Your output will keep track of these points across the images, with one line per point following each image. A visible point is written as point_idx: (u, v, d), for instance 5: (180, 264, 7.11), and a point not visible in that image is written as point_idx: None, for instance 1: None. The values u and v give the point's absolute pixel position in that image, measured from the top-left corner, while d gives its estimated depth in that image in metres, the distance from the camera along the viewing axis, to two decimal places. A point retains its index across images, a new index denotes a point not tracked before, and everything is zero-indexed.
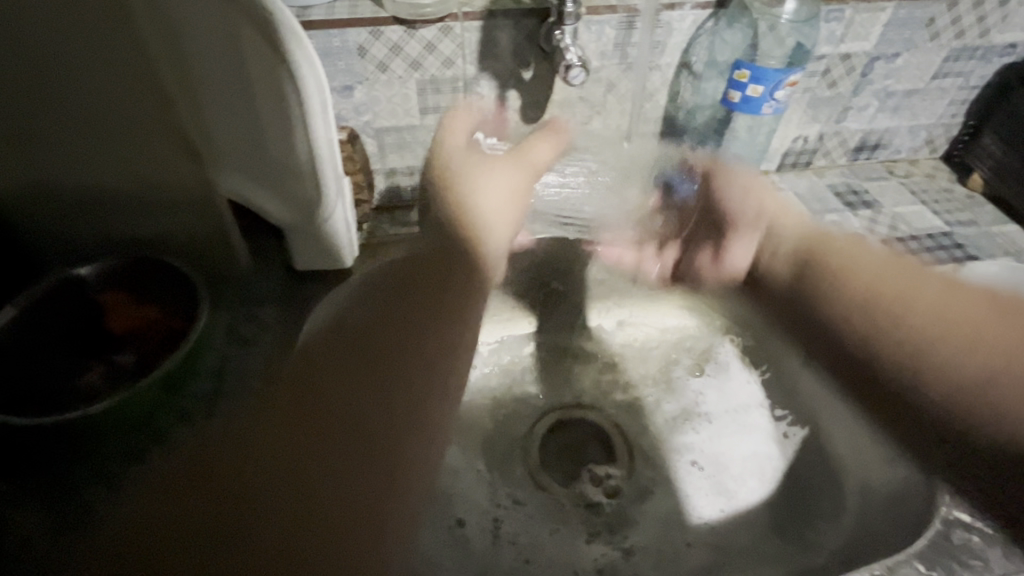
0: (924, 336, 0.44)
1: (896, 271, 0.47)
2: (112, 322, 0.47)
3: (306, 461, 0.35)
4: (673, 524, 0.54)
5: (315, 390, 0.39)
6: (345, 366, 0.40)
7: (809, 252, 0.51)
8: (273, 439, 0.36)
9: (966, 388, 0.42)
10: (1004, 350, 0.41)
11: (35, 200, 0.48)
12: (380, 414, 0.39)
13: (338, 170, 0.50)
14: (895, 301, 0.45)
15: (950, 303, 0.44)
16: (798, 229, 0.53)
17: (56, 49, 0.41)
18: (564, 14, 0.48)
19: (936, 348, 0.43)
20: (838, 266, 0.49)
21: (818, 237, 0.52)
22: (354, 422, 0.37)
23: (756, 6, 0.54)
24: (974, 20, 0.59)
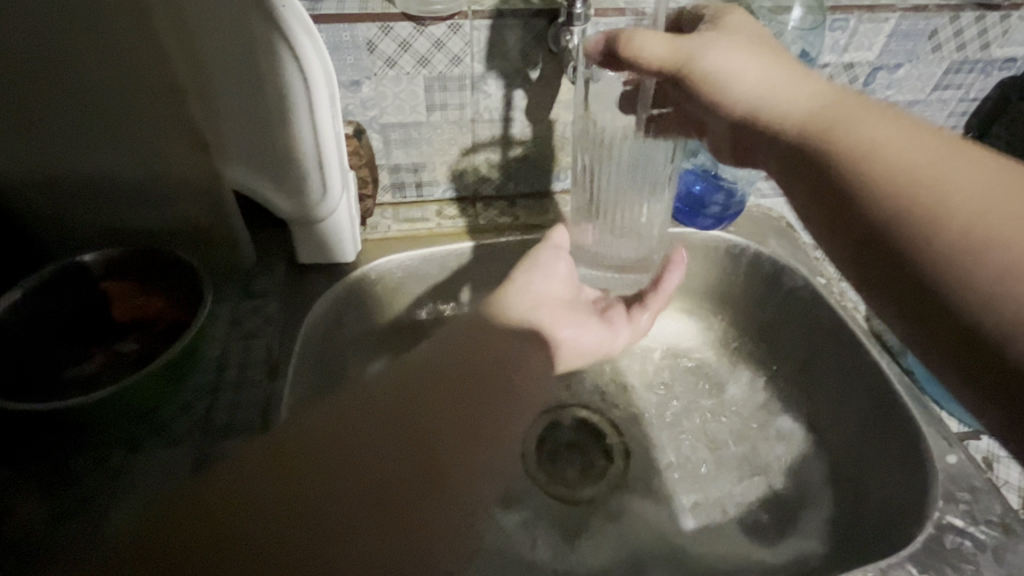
0: (969, 208, 0.28)
1: (931, 156, 0.31)
2: (115, 310, 0.47)
3: (345, 502, 0.32)
4: (672, 526, 0.54)
5: (385, 394, 0.37)
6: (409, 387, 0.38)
7: (820, 134, 0.35)
8: (316, 471, 0.32)
9: (952, 267, 0.28)
10: (994, 229, 0.27)
11: (41, 184, 0.47)
12: (446, 442, 0.36)
13: (344, 163, 0.50)
14: (928, 172, 0.31)
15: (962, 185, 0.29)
16: (803, 115, 0.37)
17: (67, 35, 0.41)
18: (575, 16, 0.47)
19: (963, 246, 0.28)
20: (868, 170, 0.32)
21: (835, 105, 0.36)
22: (407, 430, 0.36)
23: (762, 12, 0.55)
24: (976, 33, 0.59)
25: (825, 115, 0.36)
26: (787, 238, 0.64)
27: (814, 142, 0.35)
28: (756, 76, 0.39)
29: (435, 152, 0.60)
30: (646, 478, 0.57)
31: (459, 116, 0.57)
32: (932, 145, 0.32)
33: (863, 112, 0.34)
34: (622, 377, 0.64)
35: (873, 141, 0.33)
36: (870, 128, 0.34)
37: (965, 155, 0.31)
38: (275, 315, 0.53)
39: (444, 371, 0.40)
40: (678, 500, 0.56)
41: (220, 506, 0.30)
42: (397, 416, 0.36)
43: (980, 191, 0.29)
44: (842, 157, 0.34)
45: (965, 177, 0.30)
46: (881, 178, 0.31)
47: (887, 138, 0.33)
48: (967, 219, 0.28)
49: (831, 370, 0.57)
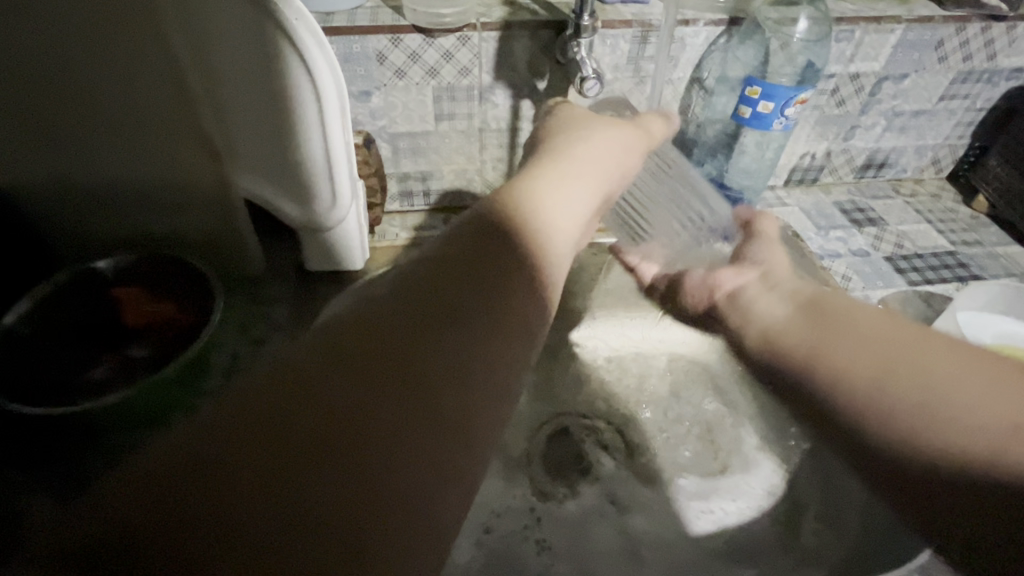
0: (957, 397, 0.33)
1: (898, 334, 0.38)
2: (127, 316, 0.47)
3: (328, 465, 0.27)
4: (675, 535, 0.54)
5: (383, 338, 0.32)
6: (408, 326, 0.33)
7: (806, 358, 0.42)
8: (297, 430, 0.28)
9: (909, 433, 0.34)
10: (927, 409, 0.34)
11: (58, 192, 0.48)
12: (446, 394, 0.32)
13: (353, 172, 0.51)
14: (882, 356, 0.37)
15: (938, 375, 0.34)
16: (781, 326, 0.46)
17: (87, 46, 0.42)
18: (580, 28, 0.49)
19: (900, 409, 0.35)
20: (834, 383, 0.39)
21: (819, 303, 0.45)
22: (398, 382, 0.31)
23: (768, 24, 0.55)
24: (981, 44, 0.60)
25: (814, 300, 0.46)
26: (797, 248, 0.62)
27: (814, 362, 0.41)
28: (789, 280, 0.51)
29: (443, 162, 0.60)
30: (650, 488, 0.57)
31: (467, 126, 0.58)
32: (899, 343, 0.38)
33: (830, 299, 0.45)
34: (627, 385, 0.65)
35: (863, 314, 0.41)
36: (874, 323, 0.40)
37: (942, 354, 0.36)
38: (284, 321, 0.54)
39: (450, 308, 0.35)
40: (681, 509, 0.56)
41: (190, 481, 0.26)
42: (389, 365, 0.31)
43: (953, 374, 0.34)
44: (818, 371, 0.40)
45: (942, 369, 0.35)
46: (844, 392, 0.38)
47: (871, 314, 0.41)
48: (935, 414, 0.33)
49: None
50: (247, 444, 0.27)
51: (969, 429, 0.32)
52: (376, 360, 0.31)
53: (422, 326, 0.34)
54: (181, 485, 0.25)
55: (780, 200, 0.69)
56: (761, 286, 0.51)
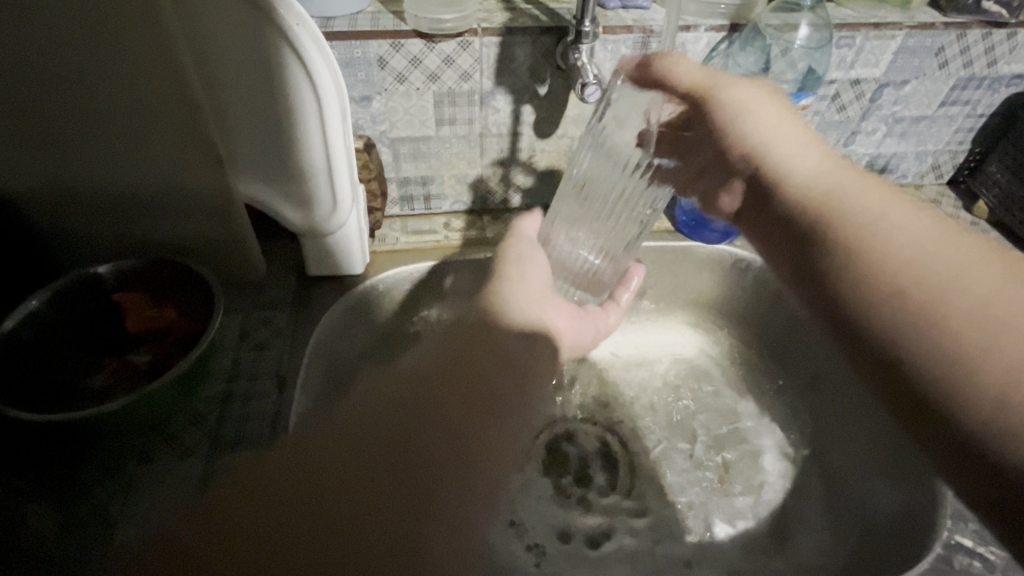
0: (953, 283, 0.32)
1: (858, 203, 0.38)
2: (128, 321, 0.47)
3: (358, 506, 0.32)
4: (676, 539, 0.54)
5: (410, 395, 0.38)
6: (431, 386, 0.39)
7: (836, 239, 0.37)
8: (333, 473, 0.33)
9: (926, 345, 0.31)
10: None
11: (58, 197, 0.48)
12: (464, 442, 0.36)
13: (353, 176, 0.51)
14: (916, 247, 0.34)
15: (936, 260, 0.33)
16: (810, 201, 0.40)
17: (88, 52, 0.42)
18: (582, 33, 0.49)
19: (913, 312, 0.32)
20: (864, 255, 0.35)
21: (843, 183, 0.39)
22: (422, 432, 0.36)
23: (769, 31, 0.56)
24: (982, 51, 0.60)
25: (834, 181, 0.40)
26: None
27: (834, 231, 0.38)
28: (760, 136, 0.44)
29: (443, 166, 0.60)
30: (652, 492, 0.57)
31: (468, 131, 0.58)
32: (923, 228, 0.35)
33: (858, 194, 0.38)
34: (627, 388, 0.65)
35: (870, 205, 0.37)
36: (907, 219, 0.36)
37: (961, 242, 0.34)
38: (285, 326, 0.54)
39: (467, 369, 0.40)
40: (682, 513, 0.56)
41: (237, 504, 0.31)
42: (412, 418, 0.36)
43: (963, 260, 0.33)
44: (851, 247, 0.36)
45: (989, 279, 0.31)
46: (871, 271, 0.35)
47: (887, 205, 0.37)
48: (977, 325, 0.30)
49: (836, 387, 0.57)
50: (291, 485, 0.32)
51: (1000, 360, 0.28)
52: (401, 412, 0.36)
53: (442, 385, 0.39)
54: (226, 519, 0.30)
55: None
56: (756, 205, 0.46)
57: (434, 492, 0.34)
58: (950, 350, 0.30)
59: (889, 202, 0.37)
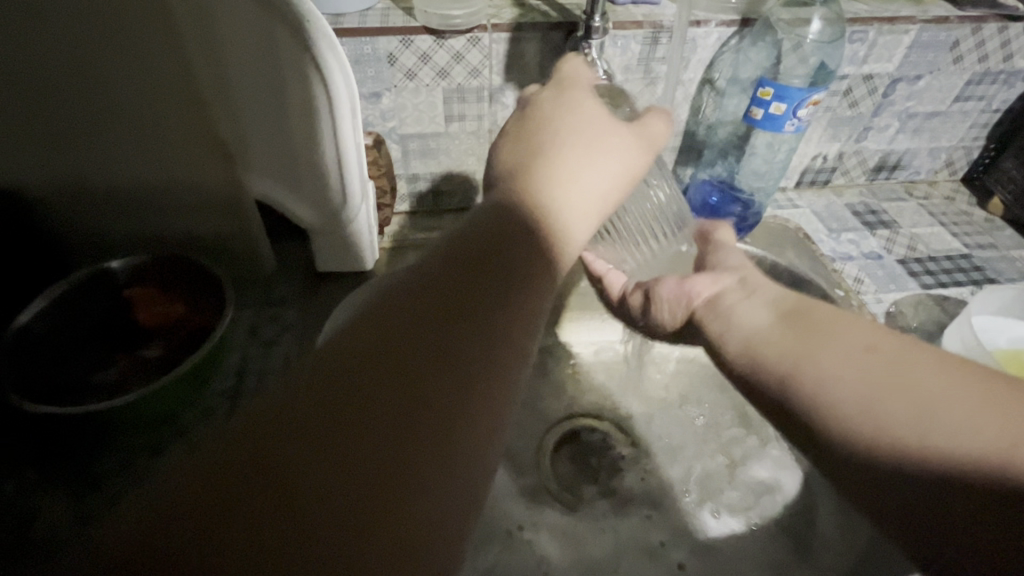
0: (937, 408, 0.31)
1: (885, 351, 0.36)
2: (140, 316, 0.48)
3: (383, 444, 0.27)
4: (683, 537, 0.54)
5: (418, 317, 0.32)
6: (446, 306, 0.33)
7: (755, 362, 0.41)
8: (343, 417, 0.27)
9: (861, 438, 0.33)
10: (997, 447, 0.29)
11: (72, 194, 0.49)
12: (481, 363, 0.32)
13: (364, 175, 0.51)
14: (848, 361, 0.36)
15: (834, 365, 0.36)
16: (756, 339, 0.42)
17: (102, 49, 0.42)
18: (592, 29, 0.49)
19: (879, 425, 0.32)
20: (828, 413, 0.35)
21: (801, 308, 0.42)
22: (439, 358, 0.31)
23: (781, 25, 0.55)
24: (997, 45, 0.59)
25: (794, 307, 0.43)
26: (806, 252, 0.63)
27: (806, 389, 0.36)
28: (753, 320, 0.43)
29: (452, 163, 0.60)
30: (659, 489, 0.57)
31: (477, 127, 0.58)
32: (879, 389, 0.33)
33: (825, 317, 0.40)
34: (635, 385, 0.64)
35: (833, 320, 0.40)
36: (833, 361, 0.36)
37: (922, 363, 0.34)
38: (294, 322, 0.54)
39: (480, 285, 0.35)
40: (689, 512, 0.56)
41: (239, 484, 0.24)
42: (427, 343, 0.31)
43: (945, 399, 0.31)
44: (781, 373, 0.38)
45: (965, 397, 0.31)
46: (835, 418, 0.34)
47: (832, 331, 0.38)
48: (998, 459, 0.28)
49: None
50: (289, 439, 0.26)
51: (1021, 472, 0.28)
52: (413, 338, 0.31)
53: (452, 301, 0.34)
54: (210, 497, 0.24)
55: (790, 202, 0.69)
56: (741, 292, 0.47)
57: (459, 421, 0.30)
58: (989, 452, 0.29)
59: (852, 347, 0.37)
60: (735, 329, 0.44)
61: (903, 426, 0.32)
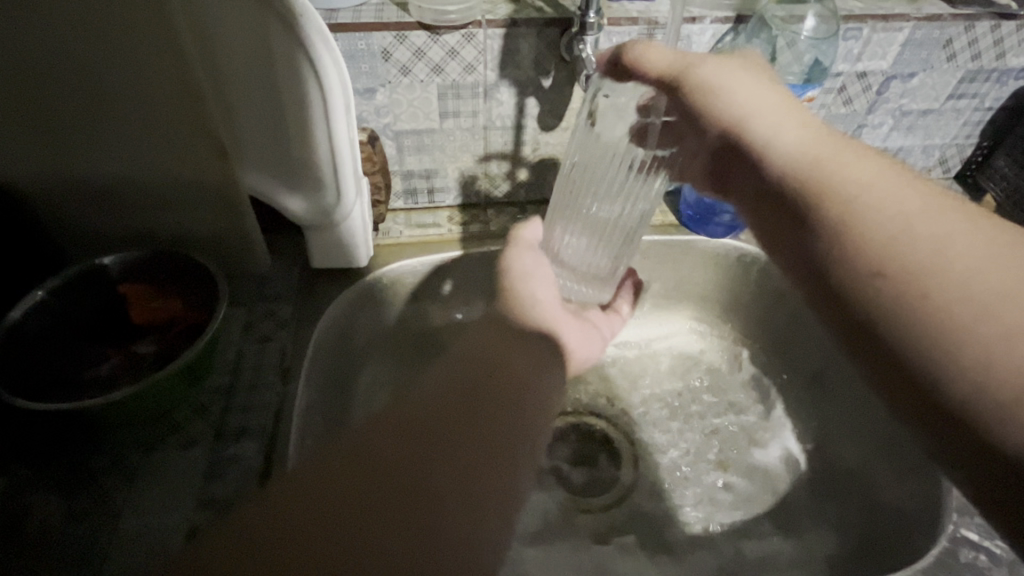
0: (950, 267, 0.35)
1: (844, 166, 0.41)
2: (132, 311, 0.48)
3: (417, 493, 0.33)
4: (680, 530, 0.54)
5: (449, 392, 0.39)
6: (471, 378, 0.40)
7: (826, 221, 0.40)
8: (386, 469, 0.33)
9: (937, 322, 0.34)
10: (985, 313, 0.33)
11: (64, 190, 0.49)
12: (500, 424, 0.39)
13: (358, 169, 0.51)
14: (885, 200, 0.39)
15: (891, 204, 0.39)
16: (791, 151, 0.43)
17: (94, 44, 0.42)
18: (586, 25, 0.49)
19: (931, 282, 0.35)
20: (861, 235, 0.38)
21: (820, 144, 0.43)
22: (464, 423, 0.37)
23: (776, 22, 0.55)
24: (990, 43, 0.59)
25: (809, 154, 0.43)
26: None
27: (811, 198, 0.41)
28: (746, 104, 0.45)
29: (447, 159, 0.60)
30: (655, 484, 0.58)
31: (472, 123, 0.58)
32: (939, 230, 0.37)
33: (834, 161, 0.42)
34: (632, 382, 0.65)
35: (864, 171, 0.41)
36: (888, 194, 0.39)
37: (917, 196, 0.39)
38: (289, 317, 0.54)
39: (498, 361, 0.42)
40: (686, 508, 0.56)
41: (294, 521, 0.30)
42: (455, 414, 0.38)
43: (892, 217, 0.38)
44: (841, 223, 0.40)
45: (980, 258, 0.35)
46: (901, 263, 0.37)
47: (878, 187, 0.40)
48: (953, 297, 0.34)
49: (841, 379, 0.57)
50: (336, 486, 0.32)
51: (994, 339, 0.32)
52: (444, 403, 0.38)
53: (477, 376, 0.41)
54: (273, 532, 0.30)
55: None
56: (750, 166, 0.48)
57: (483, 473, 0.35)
58: (976, 298, 0.34)
59: (889, 191, 0.39)
60: (772, 159, 0.44)
61: (961, 310, 0.34)
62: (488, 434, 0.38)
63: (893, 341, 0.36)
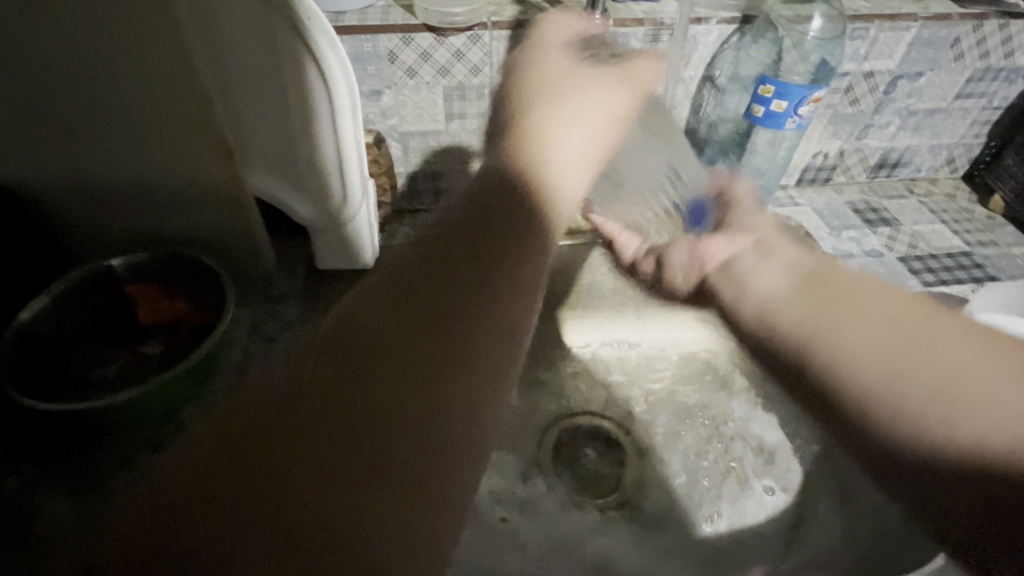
0: (891, 363, 0.38)
1: (862, 288, 0.44)
2: (141, 312, 0.48)
3: (376, 415, 0.31)
4: (684, 532, 0.54)
5: (405, 302, 0.35)
6: (430, 283, 0.37)
7: (802, 343, 0.44)
8: (336, 396, 0.31)
9: (970, 426, 0.34)
10: (1008, 418, 0.34)
11: (72, 193, 0.49)
12: (463, 327, 0.35)
13: (363, 171, 0.51)
14: (880, 334, 0.40)
15: (857, 318, 0.42)
16: (765, 297, 0.49)
17: (103, 47, 0.42)
18: (593, 25, 0.50)
19: (921, 366, 0.38)
20: (846, 363, 0.41)
21: (820, 270, 0.48)
22: (421, 332, 0.34)
23: (783, 23, 0.55)
24: (999, 42, 0.59)
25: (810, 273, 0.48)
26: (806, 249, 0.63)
27: (820, 350, 0.42)
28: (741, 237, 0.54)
29: (453, 161, 0.60)
30: (660, 486, 0.57)
31: (478, 125, 0.58)
32: (893, 346, 0.39)
33: (839, 276, 0.46)
34: (638, 384, 0.64)
35: (870, 286, 0.44)
36: (857, 333, 0.41)
37: (944, 326, 0.39)
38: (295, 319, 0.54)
39: (462, 256, 0.38)
40: (691, 511, 0.56)
41: (243, 460, 0.28)
42: (411, 325, 0.34)
43: (946, 348, 0.38)
44: (802, 352, 0.44)
45: (889, 352, 0.39)
46: (851, 369, 0.40)
47: (855, 342, 0.41)
48: (942, 396, 0.36)
49: None
50: (286, 425, 0.29)
51: (937, 411, 0.36)
52: (398, 316, 0.35)
53: (433, 279, 0.37)
54: (221, 469, 0.28)
55: (791, 200, 0.68)
56: (754, 256, 0.52)
57: (447, 380, 0.33)
58: (914, 398, 0.37)
59: (881, 313, 0.42)
60: (750, 295, 0.50)
61: (967, 418, 0.35)
62: (452, 335, 0.35)
63: (930, 457, 0.36)
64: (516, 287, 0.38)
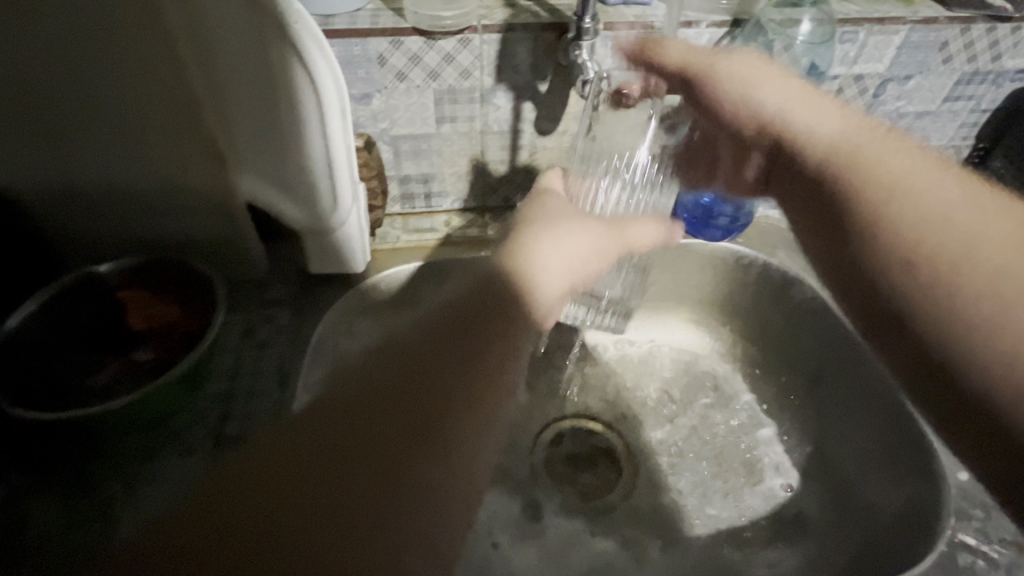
0: (957, 236, 0.39)
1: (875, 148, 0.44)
2: (132, 316, 0.48)
3: (341, 512, 0.30)
4: (678, 534, 0.55)
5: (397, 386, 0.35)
6: (418, 368, 0.36)
7: (858, 210, 0.43)
8: (314, 461, 0.31)
9: (949, 301, 0.37)
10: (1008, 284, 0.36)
11: (59, 197, 0.48)
12: (446, 425, 0.34)
13: (354, 175, 0.50)
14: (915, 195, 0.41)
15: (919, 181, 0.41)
16: (828, 136, 0.46)
17: (91, 50, 0.42)
18: (583, 30, 0.49)
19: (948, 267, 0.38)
20: (895, 207, 0.41)
21: (857, 136, 0.46)
22: (405, 421, 0.34)
23: (772, 27, 0.56)
24: (986, 45, 0.59)
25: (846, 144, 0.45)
26: (795, 250, 0.64)
27: (864, 200, 0.42)
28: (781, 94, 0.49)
29: (444, 164, 0.60)
30: (654, 487, 0.58)
31: (469, 128, 0.58)
32: (954, 219, 0.40)
33: (875, 147, 0.44)
34: (631, 385, 0.65)
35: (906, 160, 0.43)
36: (921, 189, 0.41)
37: (977, 196, 0.40)
38: (287, 323, 0.54)
39: (458, 346, 0.38)
40: (686, 512, 0.56)
41: (214, 529, 0.29)
42: (395, 410, 0.34)
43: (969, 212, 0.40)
44: (868, 209, 0.42)
45: (975, 230, 0.39)
46: (929, 254, 0.39)
47: (891, 180, 0.42)
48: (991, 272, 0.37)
49: (838, 381, 0.58)
50: (266, 490, 0.30)
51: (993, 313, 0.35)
52: (386, 393, 0.35)
53: (428, 361, 0.37)
54: (195, 530, 0.29)
55: None
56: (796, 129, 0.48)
57: (419, 482, 0.32)
58: (982, 288, 0.36)
59: (903, 154, 0.43)
60: (809, 134, 0.47)
61: (968, 285, 0.37)
62: (436, 434, 0.34)
63: (928, 338, 0.37)
64: (496, 374, 0.38)
